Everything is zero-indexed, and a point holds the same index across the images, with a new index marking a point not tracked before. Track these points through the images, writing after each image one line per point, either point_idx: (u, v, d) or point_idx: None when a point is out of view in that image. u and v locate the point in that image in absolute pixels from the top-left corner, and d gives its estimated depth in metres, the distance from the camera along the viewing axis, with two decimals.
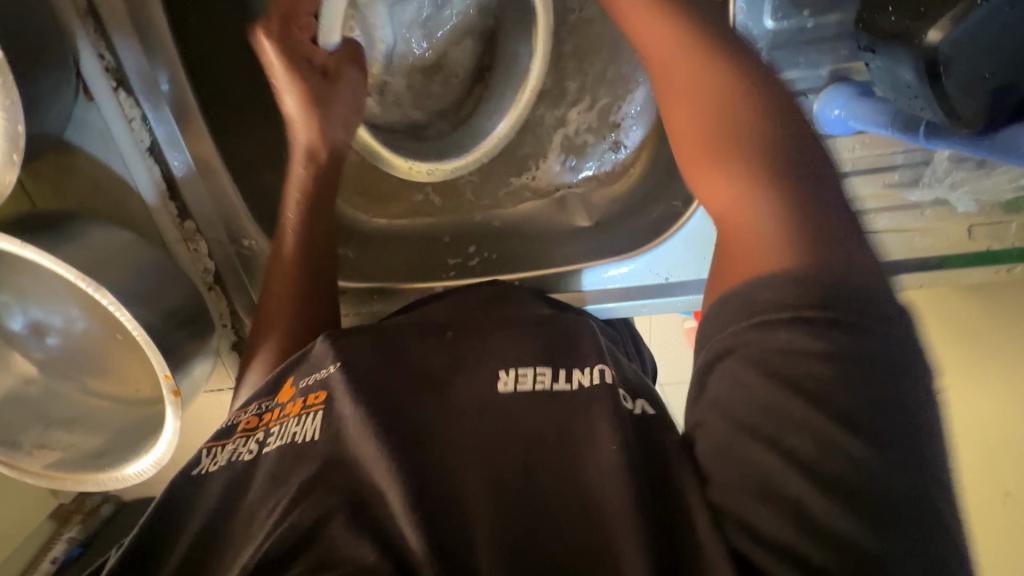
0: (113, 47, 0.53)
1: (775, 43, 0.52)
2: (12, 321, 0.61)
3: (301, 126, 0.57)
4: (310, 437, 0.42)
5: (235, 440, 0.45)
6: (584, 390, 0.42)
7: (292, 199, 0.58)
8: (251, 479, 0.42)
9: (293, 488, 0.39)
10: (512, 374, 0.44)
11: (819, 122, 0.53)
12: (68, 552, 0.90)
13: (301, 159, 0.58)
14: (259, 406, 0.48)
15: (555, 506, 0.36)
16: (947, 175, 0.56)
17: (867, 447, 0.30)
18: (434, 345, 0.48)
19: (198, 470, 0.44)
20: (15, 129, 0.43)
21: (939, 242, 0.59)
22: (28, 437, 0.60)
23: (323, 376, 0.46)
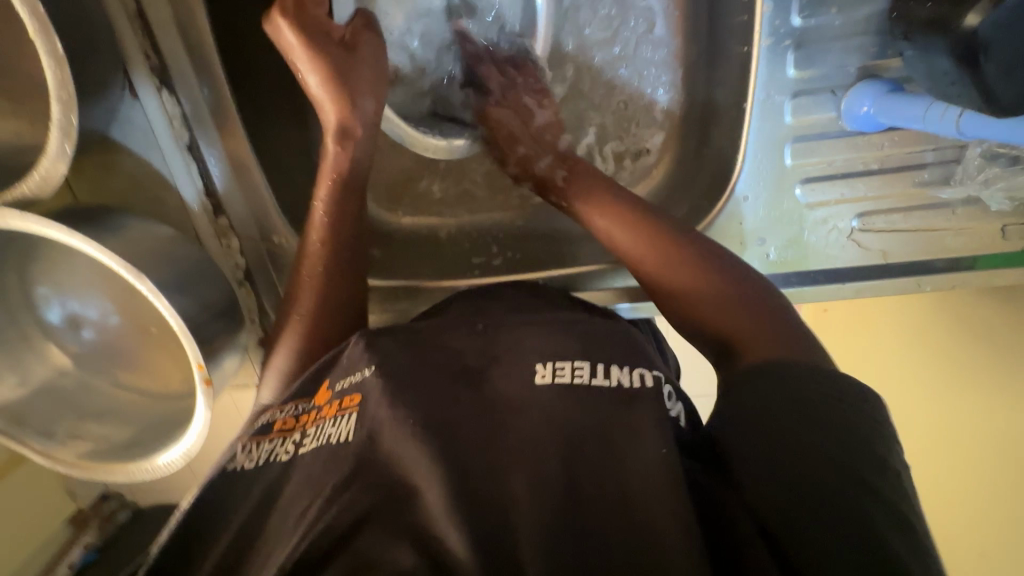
0: (158, 48, 0.55)
1: (802, 40, 0.53)
2: (50, 313, 0.62)
3: (328, 103, 0.56)
4: (345, 440, 0.42)
5: (272, 440, 0.45)
6: (626, 389, 0.43)
7: (325, 184, 0.58)
8: (287, 479, 0.42)
9: (327, 488, 0.39)
10: (549, 365, 0.44)
11: (847, 118, 0.53)
12: (85, 557, 0.88)
13: (335, 138, 0.57)
14: (293, 406, 0.48)
15: (594, 502, 0.37)
16: (981, 173, 0.55)
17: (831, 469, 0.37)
18: (468, 339, 0.48)
19: (232, 468, 0.45)
20: (68, 123, 0.45)
21: (970, 241, 0.58)
22: (61, 426, 0.61)
23: (358, 380, 0.46)
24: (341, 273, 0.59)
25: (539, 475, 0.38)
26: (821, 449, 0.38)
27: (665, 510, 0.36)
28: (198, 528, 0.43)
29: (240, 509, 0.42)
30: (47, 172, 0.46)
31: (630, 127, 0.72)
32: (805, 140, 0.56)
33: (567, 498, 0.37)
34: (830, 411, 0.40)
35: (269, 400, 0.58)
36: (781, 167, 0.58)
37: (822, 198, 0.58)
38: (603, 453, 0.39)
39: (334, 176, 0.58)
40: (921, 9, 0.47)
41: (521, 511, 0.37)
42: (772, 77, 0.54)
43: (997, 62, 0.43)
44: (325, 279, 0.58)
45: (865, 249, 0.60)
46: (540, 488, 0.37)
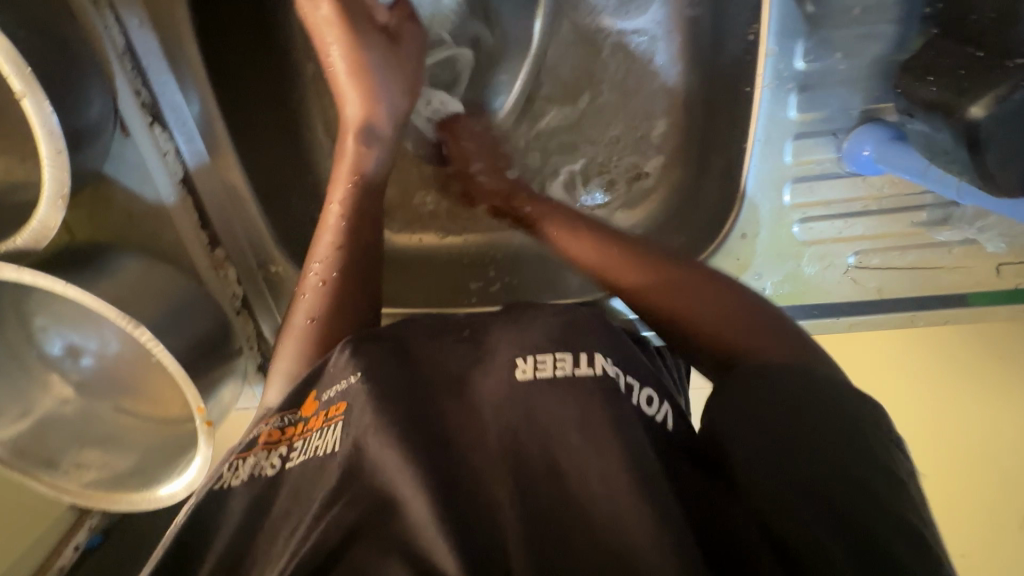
0: (149, 83, 0.54)
1: (806, 84, 0.52)
2: (51, 344, 0.62)
3: (354, 100, 0.58)
4: (331, 450, 0.42)
5: (255, 452, 0.43)
6: (608, 379, 0.42)
7: (341, 182, 0.57)
8: (276, 495, 0.42)
9: (319, 498, 0.39)
10: (530, 360, 0.43)
11: (847, 161, 0.53)
12: (91, 540, 0.82)
13: (354, 132, 0.58)
14: (279, 418, 0.45)
15: (586, 508, 0.37)
16: (977, 219, 0.56)
17: (848, 481, 0.36)
18: (460, 349, 0.47)
19: (220, 484, 0.42)
20: (62, 177, 0.45)
21: (969, 281, 0.58)
22: (66, 457, 0.63)
23: (343, 387, 0.44)
24: (358, 269, 0.54)
25: (526, 489, 0.38)
26: (826, 456, 0.37)
27: (651, 516, 0.35)
28: (182, 550, 0.40)
29: (227, 529, 0.40)
30: (42, 225, 0.46)
31: (630, 150, 0.71)
32: (805, 180, 0.56)
33: (545, 508, 0.38)
34: (851, 439, 0.38)
35: (275, 404, 0.49)
36: (779, 207, 0.58)
37: (819, 237, 0.58)
38: (594, 446, 0.39)
39: (352, 177, 0.57)
40: (925, 89, 0.47)
41: (509, 522, 0.37)
42: (774, 119, 0.54)
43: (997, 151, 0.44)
44: (340, 277, 0.53)
45: (861, 285, 0.60)
46: (525, 501, 0.38)
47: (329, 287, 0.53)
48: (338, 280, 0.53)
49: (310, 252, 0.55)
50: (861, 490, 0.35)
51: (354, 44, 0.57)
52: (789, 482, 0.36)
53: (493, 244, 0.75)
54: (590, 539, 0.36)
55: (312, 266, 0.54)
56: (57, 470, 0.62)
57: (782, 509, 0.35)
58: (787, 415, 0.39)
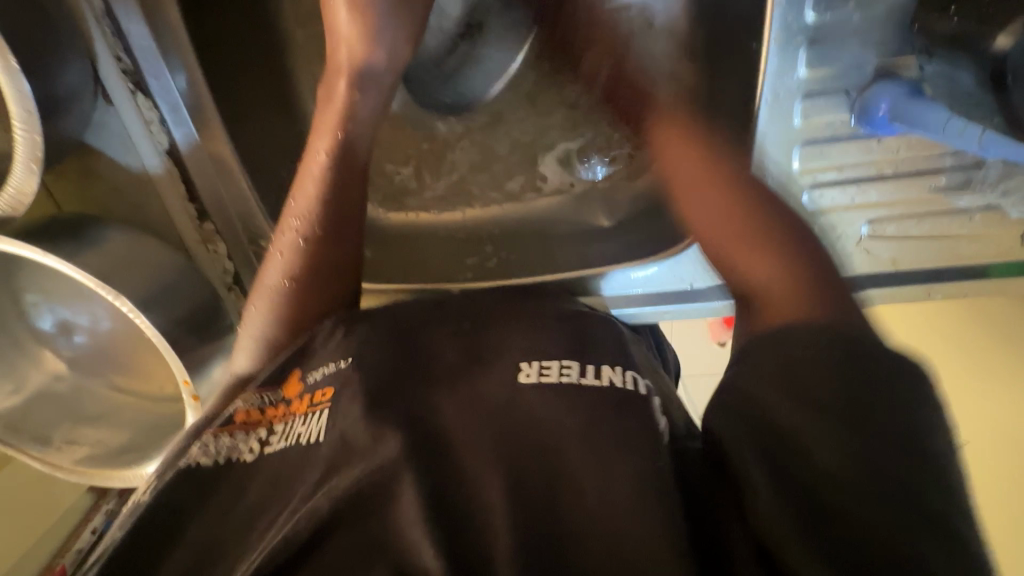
0: (129, 48, 0.52)
1: (815, 37, 0.49)
2: (42, 320, 0.62)
3: (347, 39, 0.52)
4: (315, 438, 0.40)
5: (232, 433, 0.42)
6: (620, 390, 0.40)
7: (325, 134, 0.52)
8: (248, 480, 0.40)
9: (296, 495, 0.37)
10: (535, 365, 0.42)
11: (861, 121, 0.50)
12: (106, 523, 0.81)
13: (346, 78, 0.53)
14: (258, 396, 0.44)
15: (588, 517, 0.34)
16: (1002, 180, 0.51)
17: (871, 452, 0.32)
18: (452, 338, 0.46)
19: (190, 462, 0.41)
20: (34, 139, 0.43)
21: (988, 249, 0.55)
22: (59, 433, 0.62)
23: (332, 372, 0.44)
24: (336, 231, 0.52)
25: (526, 490, 0.35)
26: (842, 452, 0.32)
27: (657, 519, 0.33)
28: (149, 527, 0.38)
29: (205, 515, 0.39)
30: (18, 190, 0.45)
31: (633, 121, 0.68)
32: (815, 143, 0.53)
33: (550, 512, 0.35)
34: (870, 402, 0.34)
35: (246, 369, 0.51)
36: (789, 173, 0.55)
37: (831, 205, 0.55)
38: (601, 453, 0.36)
39: (337, 128, 0.52)
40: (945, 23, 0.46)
41: (502, 531, 0.34)
42: (781, 77, 0.51)
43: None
44: (318, 238, 0.51)
45: (874, 256, 0.57)
46: (524, 504, 0.35)
47: (307, 247, 0.51)
48: (318, 242, 0.51)
49: (288, 207, 0.53)
50: (868, 498, 0.31)
51: None
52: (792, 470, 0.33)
53: (492, 218, 0.74)
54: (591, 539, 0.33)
55: (290, 221, 0.51)
56: (47, 446, 0.60)
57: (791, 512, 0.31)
58: (804, 397, 0.35)
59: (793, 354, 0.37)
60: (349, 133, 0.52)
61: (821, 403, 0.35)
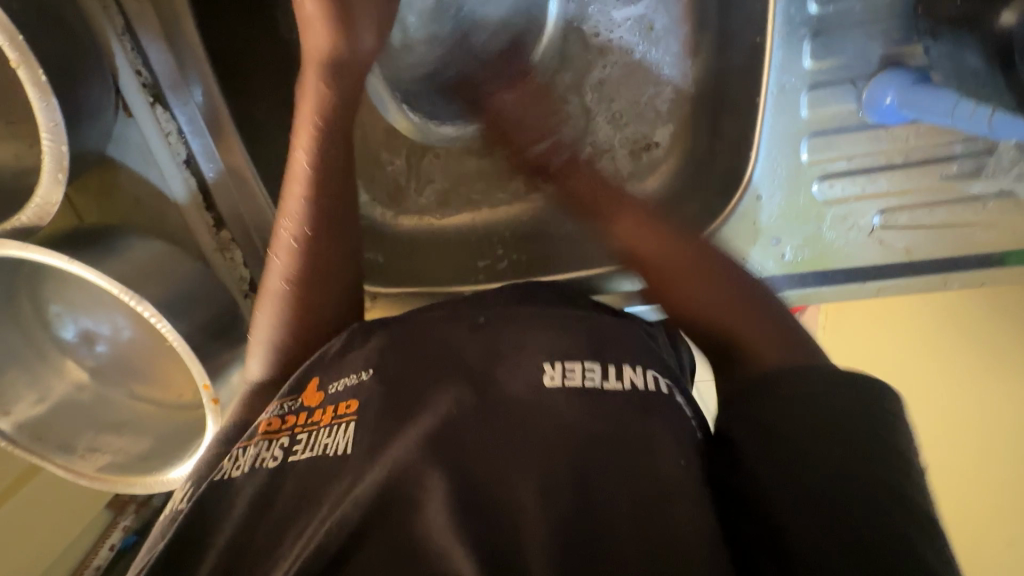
0: (148, 63, 0.54)
1: (819, 28, 0.49)
2: (65, 330, 0.64)
3: (317, 28, 0.47)
4: (342, 451, 0.40)
5: (257, 443, 0.43)
6: (637, 391, 0.40)
7: (304, 133, 0.50)
8: (278, 489, 0.40)
9: (329, 505, 0.38)
10: (558, 367, 0.41)
11: (868, 110, 0.50)
12: (125, 540, 0.82)
13: (319, 68, 0.48)
14: (279, 406, 0.46)
15: (620, 536, 0.34)
16: (1015, 165, 0.51)
17: (873, 469, 0.34)
18: (471, 341, 0.45)
19: (221, 475, 0.42)
20: (60, 150, 0.45)
21: (1005, 236, 0.54)
22: (82, 442, 0.62)
23: (355, 383, 0.45)
24: (329, 232, 0.53)
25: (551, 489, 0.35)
26: (865, 467, 0.34)
27: (688, 514, 0.34)
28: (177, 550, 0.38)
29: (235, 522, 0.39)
30: (45, 201, 0.46)
31: (637, 120, 0.69)
32: (823, 134, 0.53)
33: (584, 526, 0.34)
34: (866, 422, 0.36)
35: (260, 374, 0.53)
36: (798, 164, 0.55)
37: (841, 196, 0.55)
38: (619, 450, 0.37)
39: (316, 115, 0.50)
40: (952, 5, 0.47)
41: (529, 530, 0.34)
42: (788, 68, 0.51)
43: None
44: (314, 240, 0.52)
45: (888, 247, 0.56)
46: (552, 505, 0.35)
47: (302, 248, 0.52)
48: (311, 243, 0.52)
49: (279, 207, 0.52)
50: (878, 496, 0.33)
51: None
52: (802, 479, 0.34)
53: (503, 221, 0.74)
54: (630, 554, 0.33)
55: (283, 223, 0.52)
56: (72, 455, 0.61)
57: (829, 535, 0.32)
58: (800, 418, 0.37)
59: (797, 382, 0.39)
60: (335, 122, 0.50)
61: (821, 428, 0.36)
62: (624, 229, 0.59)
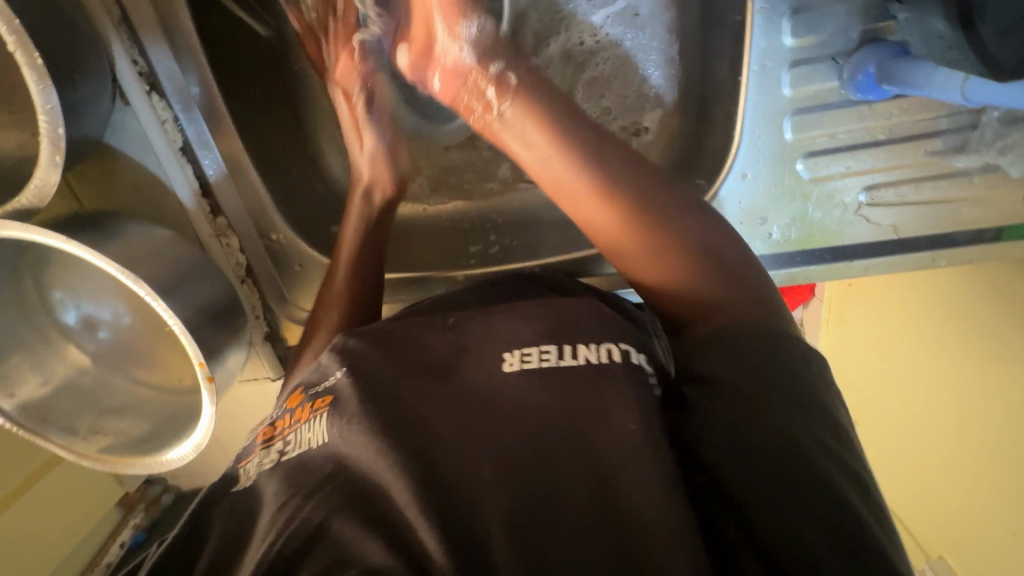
0: (145, 52, 0.56)
1: (800, 6, 0.50)
2: (66, 315, 0.66)
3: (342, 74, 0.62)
4: (319, 443, 0.41)
5: (259, 451, 0.46)
6: (593, 365, 0.39)
7: (362, 152, 0.63)
8: (265, 485, 0.43)
9: (302, 492, 0.40)
10: (517, 353, 0.42)
11: (850, 87, 0.50)
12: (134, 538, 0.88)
13: (353, 104, 0.62)
14: (278, 411, 0.48)
15: (574, 506, 0.34)
16: (1000, 138, 0.51)
17: (823, 450, 0.33)
18: (441, 337, 0.46)
19: (236, 474, 0.47)
20: (57, 133, 0.46)
21: (991, 211, 0.54)
22: (84, 423, 0.64)
23: (330, 385, 0.45)
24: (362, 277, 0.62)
25: (514, 468, 0.35)
26: (820, 456, 0.33)
27: (647, 502, 0.33)
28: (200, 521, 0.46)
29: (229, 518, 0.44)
30: (43, 183, 0.48)
31: (624, 110, 0.70)
32: (806, 112, 0.53)
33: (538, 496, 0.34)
34: (814, 405, 0.35)
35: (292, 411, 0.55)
36: (782, 143, 0.55)
37: (826, 173, 0.55)
38: (581, 430, 0.36)
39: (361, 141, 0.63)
40: None
41: (489, 505, 0.35)
42: (768, 47, 0.52)
43: (993, 23, 0.40)
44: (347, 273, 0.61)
45: (875, 225, 0.57)
46: (512, 486, 0.35)
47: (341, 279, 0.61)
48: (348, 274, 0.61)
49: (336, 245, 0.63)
50: (824, 478, 0.32)
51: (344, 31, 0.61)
52: (752, 450, 0.34)
53: (494, 208, 0.75)
54: (579, 516, 0.33)
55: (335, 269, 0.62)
56: (74, 435, 0.62)
57: (752, 488, 0.33)
58: (729, 385, 0.36)
59: (724, 340, 0.39)
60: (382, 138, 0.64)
61: (759, 398, 0.35)
62: (535, 168, 0.49)
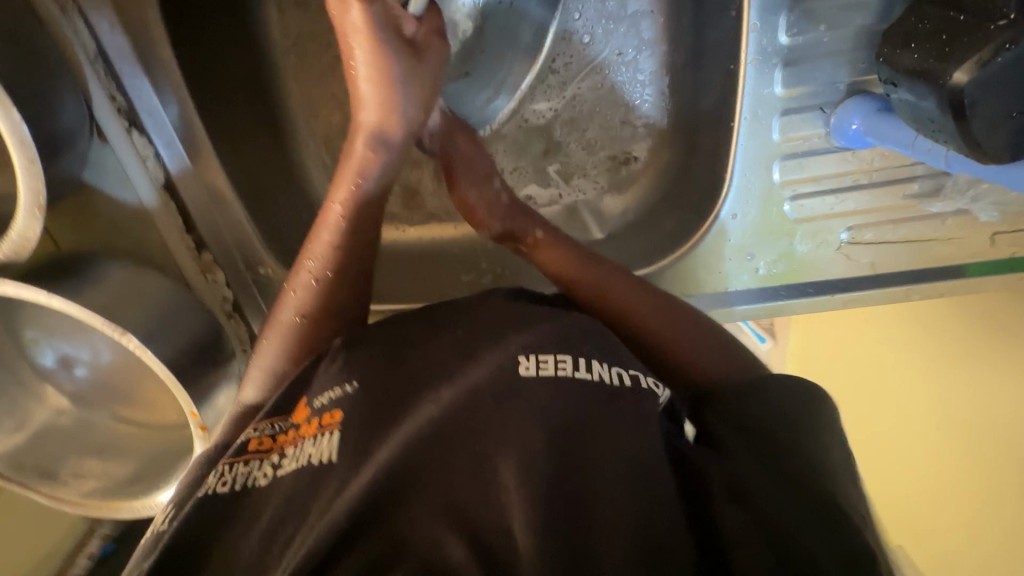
0: (125, 89, 0.53)
1: (789, 58, 0.51)
2: (43, 355, 0.63)
3: (372, 101, 0.53)
4: (328, 459, 0.41)
5: (248, 461, 0.43)
6: (607, 385, 0.41)
7: (346, 184, 0.54)
8: (266, 504, 0.40)
9: (315, 512, 0.37)
10: (533, 358, 0.42)
11: (837, 136, 0.52)
12: (103, 549, 0.80)
13: (368, 143, 0.54)
14: (269, 425, 0.46)
15: (603, 510, 0.34)
16: (971, 187, 0.54)
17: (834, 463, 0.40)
18: (454, 347, 0.46)
19: (207, 492, 0.41)
20: (38, 186, 0.44)
21: (961, 251, 0.57)
22: (64, 468, 0.62)
23: (339, 396, 0.45)
24: (350, 273, 0.55)
25: (531, 465, 0.35)
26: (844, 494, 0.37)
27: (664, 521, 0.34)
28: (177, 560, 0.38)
29: (231, 542, 0.39)
30: (21, 236, 0.46)
31: (611, 140, 0.69)
32: (795, 156, 0.55)
33: (575, 503, 0.35)
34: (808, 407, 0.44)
35: (253, 400, 0.52)
36: (770, 184, 0.57)
37: (811, 214, 0.57)
38: (608, 440, 0.37)
39: (356, 181, 0.54)
40: (907, 57, 0.42)
41: (513, 510, 0.34)
42: (761, 93, 0.53)
43: (982, 118, 0.39)
44: (332, 278, 0.54)
45: (854, 262, 0.59)
46: (534, 484, 0.34)
47: (320, 286, 0.54)
48: (330, 282, 0.54)
49: (305, 247, 0.55)
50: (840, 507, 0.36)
51: (379, 46, 0.52)
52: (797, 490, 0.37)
53: None
54: (599, 525, 0.34)
55: (307, 262, 0.54)
56: (54, 481, 0.61)
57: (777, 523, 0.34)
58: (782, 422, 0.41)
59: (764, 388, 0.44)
60: (388, 151, 0.55)
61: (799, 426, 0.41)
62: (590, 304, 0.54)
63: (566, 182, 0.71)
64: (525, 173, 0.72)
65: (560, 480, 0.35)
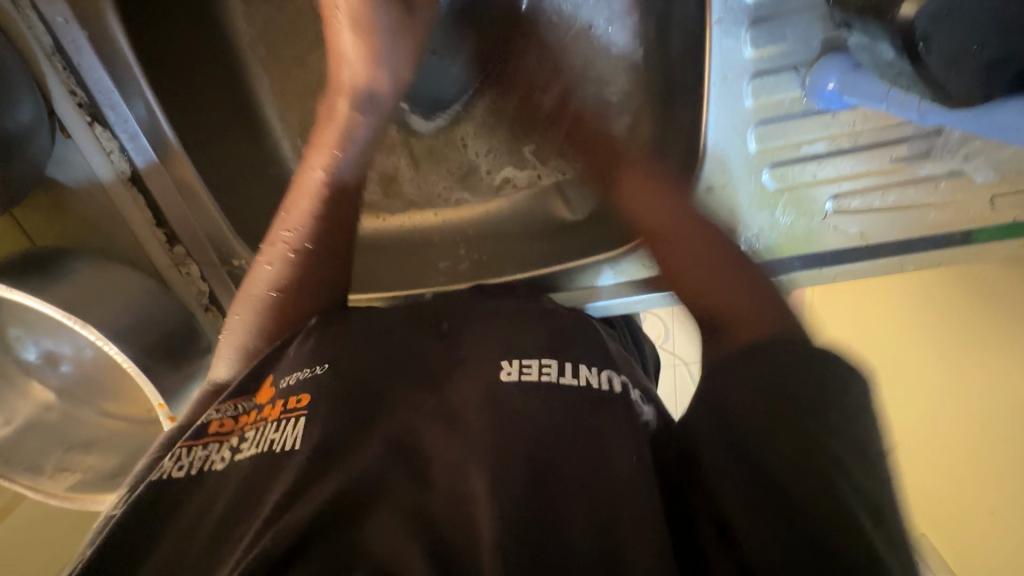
0: (83, 82, 0.53)
1: (757, 17, 0.48)
2: (26, 351, 0.64)
3: (353, 61, 0.52)
4: (290, 445, 0.40)
5: (207, 445, 0.42)
6: (594, 389, 0.41)
7: (323, 151, 0.53)
8: (222, 489, 0.40)
9: (270, 505, 0.36)
10: (516, 363, 0.42)
11: (812, 97, 0.49)
12: None
13: (346, 101, 0.53)
14: (231, 405, 0.45)
15: (572, 513, 0.34)
16: (963, 145, 0.50)
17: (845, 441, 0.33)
18: (436, 346, 0.47)
19: (161, 475, 0.41)
20: None
21: (956, 217, 0.53)
22: (50, 462, 0.63)
23: (306, 377, 0.45)
24: (326, 247, 0.53)
25: (504, 477, 0.35)
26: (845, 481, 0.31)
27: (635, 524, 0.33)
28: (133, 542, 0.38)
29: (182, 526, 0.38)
30: None
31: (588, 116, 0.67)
32: (770, 122, 0.52)
33: (539, 508, 0.34)
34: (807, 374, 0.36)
35: (225, 377, 0.52)
36: (747, 155, 0.54)
37: (794, 182, 0.54)
38: (584, 445, 0.37)
39: (335, 147, 0.53)
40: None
41: (483, 518, 0.34)
42: (729, 56, 0.50)
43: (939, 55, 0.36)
44: (309, 252, 0.53)
45: (842, 232, 0.55)
46: (503, 490, 0.34)
47: (297, 259, 0.52)
48: (307, 256, 0.53)
49: (280, 215, 0.54)
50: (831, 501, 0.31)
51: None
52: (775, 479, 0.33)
53: (463, 218, 0.75)
54: (570, 537, 0.33)
55: (281, 232, 0.53)
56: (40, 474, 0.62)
57: (761, 515, 0.32)
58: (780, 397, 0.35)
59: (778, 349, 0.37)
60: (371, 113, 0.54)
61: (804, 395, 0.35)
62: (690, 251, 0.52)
63: (541, 161, 0.72)
64: (502, 155, 0.73)
65: (535, 491, 0.35)
